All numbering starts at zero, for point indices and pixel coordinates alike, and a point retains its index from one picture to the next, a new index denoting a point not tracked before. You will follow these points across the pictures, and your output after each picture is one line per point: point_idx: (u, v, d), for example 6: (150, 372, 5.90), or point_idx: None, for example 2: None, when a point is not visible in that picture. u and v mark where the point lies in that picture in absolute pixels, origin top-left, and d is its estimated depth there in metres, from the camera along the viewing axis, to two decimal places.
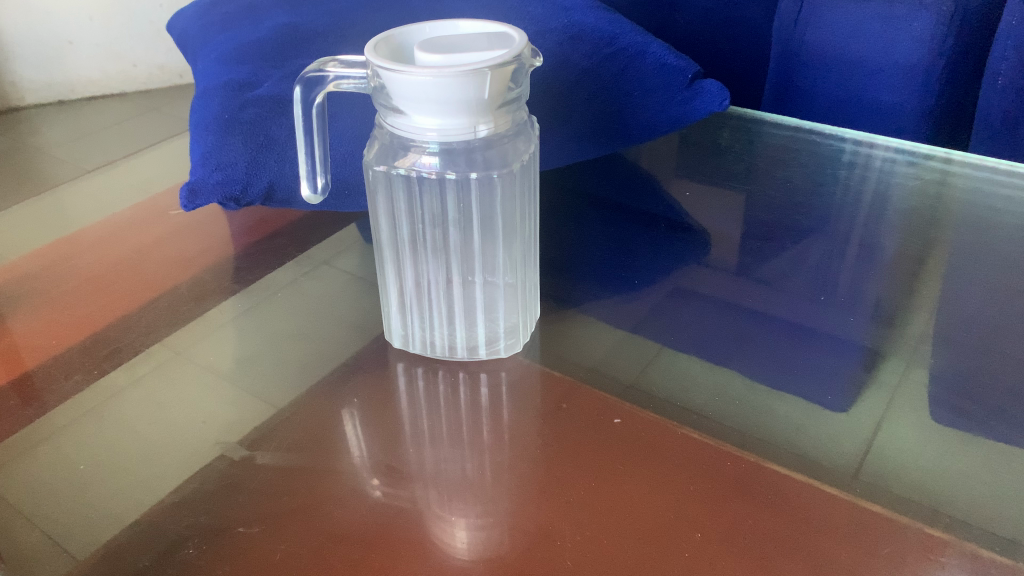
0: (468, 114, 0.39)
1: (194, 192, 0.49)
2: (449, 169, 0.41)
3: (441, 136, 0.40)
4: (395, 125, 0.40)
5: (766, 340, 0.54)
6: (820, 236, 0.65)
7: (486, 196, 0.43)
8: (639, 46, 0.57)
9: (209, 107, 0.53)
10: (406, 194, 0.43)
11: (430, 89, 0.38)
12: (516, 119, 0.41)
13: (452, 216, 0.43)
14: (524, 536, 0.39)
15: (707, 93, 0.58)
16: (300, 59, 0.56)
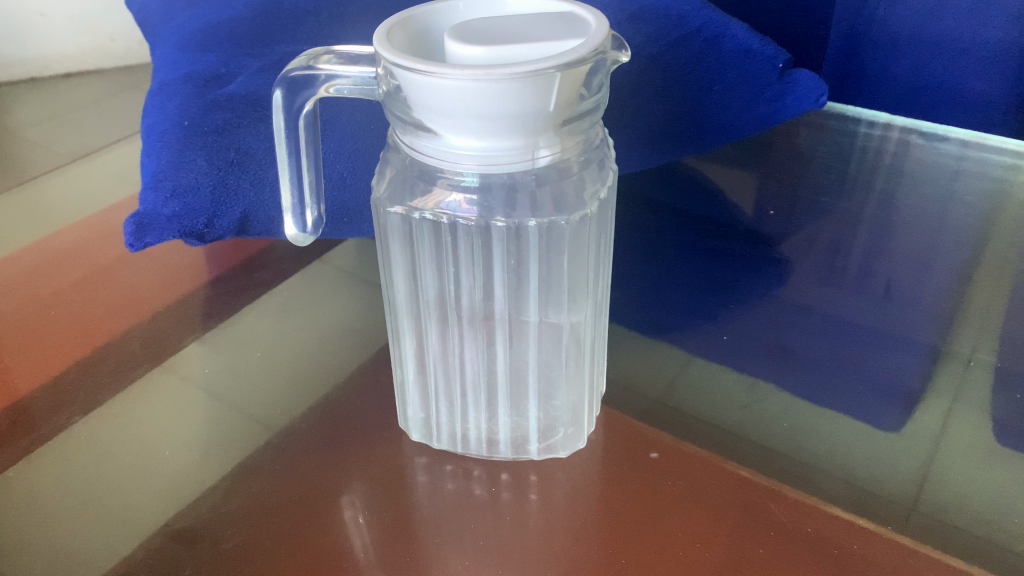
0: (524, 134, 0.27)
1: (144, 225, 0.37)
2: (496, 215, 0.30)
3: (483, 167, 0.28)
4: (419, 148, 0.28)
5: (802, 332, 0.46)
6: (873, 243, 0.51)
7: (546, 251, 0.31)
8: (718, 27, 0.45)
9: (165, 110, 0.40)
10: (433, 246, 0.31)
11: (472, 97, 0.26)
12: (589, 138, 0.29)
13: (498, 276, 0.31)
14: None
15: (802, 88, 0.45)
16: (283, 46, 0.43)
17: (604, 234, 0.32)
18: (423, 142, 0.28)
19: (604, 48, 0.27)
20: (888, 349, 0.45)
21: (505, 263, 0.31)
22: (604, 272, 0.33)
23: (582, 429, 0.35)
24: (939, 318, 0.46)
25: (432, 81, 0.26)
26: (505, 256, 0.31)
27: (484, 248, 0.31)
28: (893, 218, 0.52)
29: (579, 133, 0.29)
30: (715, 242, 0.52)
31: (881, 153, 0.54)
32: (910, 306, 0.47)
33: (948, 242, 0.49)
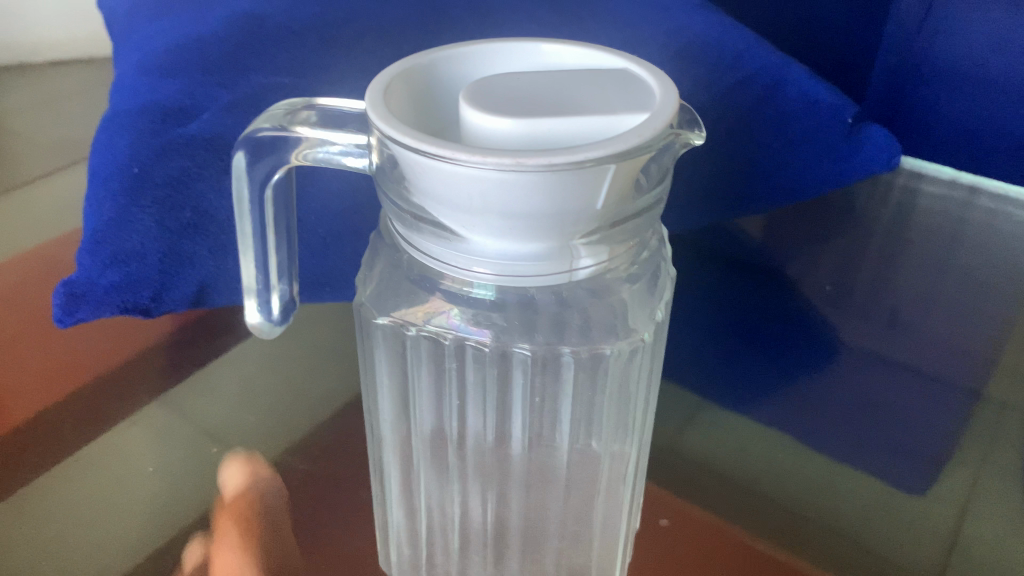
0: (560, 238, 0.20)
1: (76, 297, 0.32)
2: (513, 341, 0.23)
3: (503, 274, 0.21)
4: (424, 247, 0.22)
5: (829, 395, 0.41)
6: (901, 288, 0.46)
7: (579, 386, 0.25)
8: (778, 72, 0.38)
9: (111, 148, 0.33)
10: (435, 368, 0.25)
11: (501, 184, 0.19)
12: (645, 247, 0.23)
13: (518, 414, 0.25)
14: None
15: (874, 144, 0.39)
16: (258, 73, 0.35)
17: (655, 359, 0.26)
18: (427, 239, 0.21)
19: (679, 132, 0.21)
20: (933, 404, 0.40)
21: (524, 391, 0.25)
22: (649, 402, 0.27)
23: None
24: (961, 351, 0.42)
25: (443, 166, 0.19)
26: (529, 388, 0.25)
27: (499, 376, 0.24)
28: (919, 269, 0.46)
29: (634, 237, 0.22)
30: (754, 294, 0.46)
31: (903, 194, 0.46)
32: (931, 339, 0.43)
33: (989, 299, 0.44)
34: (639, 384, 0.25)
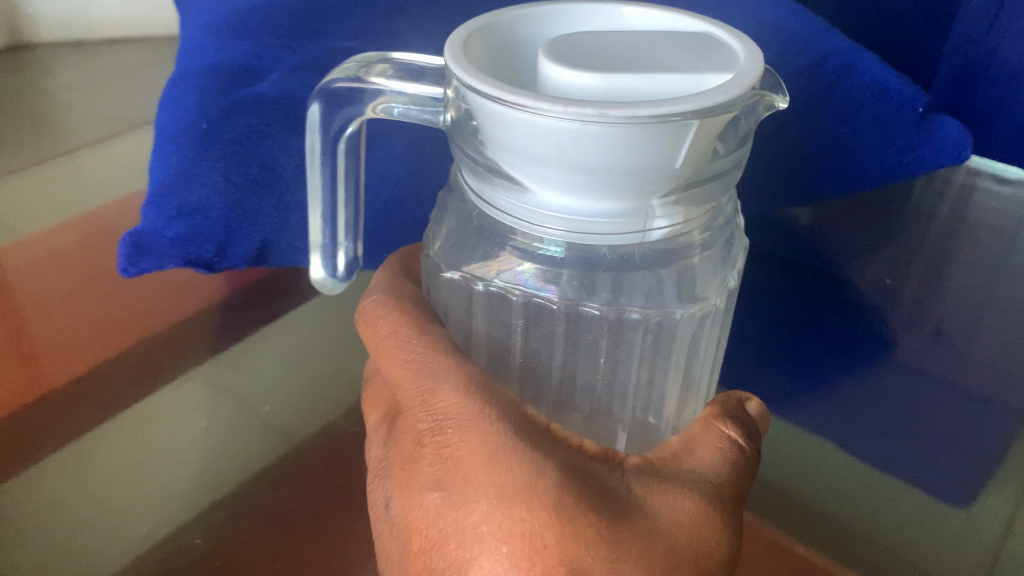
0: (635, 196, 0.20)
1: (141, 246, 0.33)
2: (579, 298, 0.24)
3: (574, 231, 0.21)
4: (497, 206, 0.22)
5: (880, 398, 0.41)
6: (948, 289, 0.45)
7: (633, 343, 0.25)
8: (846, 55, 0.36)
9: (178, 107, 0.33)
10: (492, 313, 0.26)
11: (580, 139, 0.19)
12: (716, 215, 0.23)
13: (583, 375, 0.26)
14: None
15: (946, 138, 0.38)
16: (326, 38, 0.35)
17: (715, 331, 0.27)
18: (497, 199, 0.22)
19: (764, 79, 0.20)
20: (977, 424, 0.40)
21: (584, 346, 0.25)
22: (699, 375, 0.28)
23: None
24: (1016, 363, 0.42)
25: (522, 116, 0.18)
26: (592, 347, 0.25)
27: (564, 332, 0.25)
28: (965, 269, 0.46)
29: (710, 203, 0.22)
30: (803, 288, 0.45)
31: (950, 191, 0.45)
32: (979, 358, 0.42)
33: None
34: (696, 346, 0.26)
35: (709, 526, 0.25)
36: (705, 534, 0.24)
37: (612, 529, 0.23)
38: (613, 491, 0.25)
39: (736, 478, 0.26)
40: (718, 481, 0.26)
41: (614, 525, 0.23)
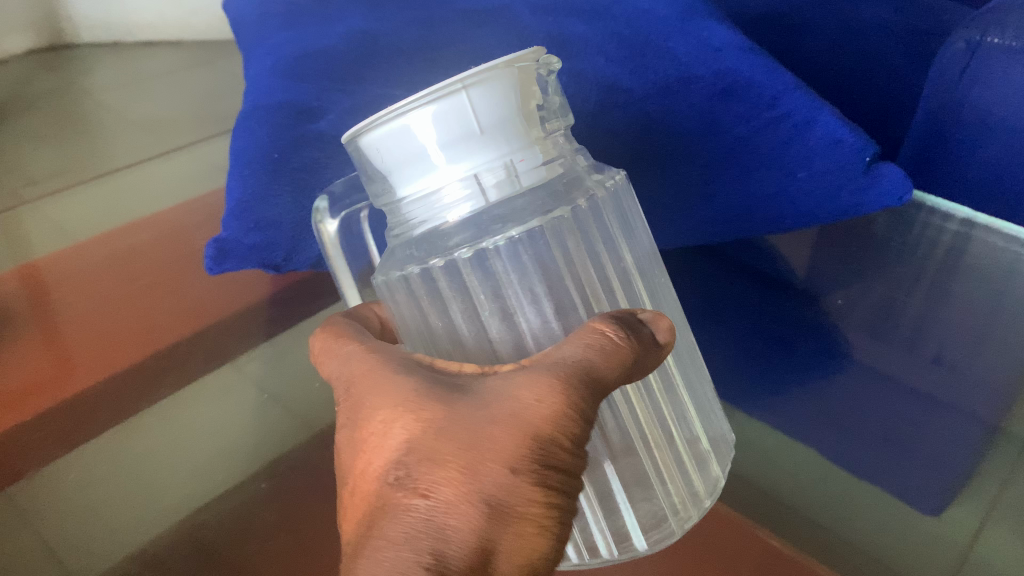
0: (491, 143, 0.33)
1: (225, 250, 0.42)
2: (496, 233, 0.37)
3: (471, 183, 0.34)
4: (410, 214, 0.36)
5: (846, 395, 0.61)
6: (948, 327, 0.55)
7: (546, 250, 0.39)
8: (808, 113, 0.43)
9: (251, 135, 0.43)
10: (459, 293, 0.40)
11: (418, 127, 0.32)
12: (550, 150, 0.36)
13: (502, 307, 0.40)
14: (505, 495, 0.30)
15: (886, 182, 0.43)
16: (372, 82, 0.45)
17: (600, 225, 0.40)
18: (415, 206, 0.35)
19: (518, 56, 0.33)
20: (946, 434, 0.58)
21: (529, 269, 0.40)
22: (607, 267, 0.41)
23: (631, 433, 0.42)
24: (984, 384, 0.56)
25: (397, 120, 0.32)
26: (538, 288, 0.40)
27: (514, 267, 0.39)
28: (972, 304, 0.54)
29: (530, 134, 0.35)
30: (789, 305, 0.61)
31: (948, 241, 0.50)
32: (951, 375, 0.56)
33: None
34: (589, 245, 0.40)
35: (540, 395, 0.32)
36: (540, 408, 0.32)
37: (452, 408, 0.32)
38: (467, 389, 0.34)
39: (589, 361, 0.33)
40: (574, 362, 0.33)
41: (457, 408, 0.33)
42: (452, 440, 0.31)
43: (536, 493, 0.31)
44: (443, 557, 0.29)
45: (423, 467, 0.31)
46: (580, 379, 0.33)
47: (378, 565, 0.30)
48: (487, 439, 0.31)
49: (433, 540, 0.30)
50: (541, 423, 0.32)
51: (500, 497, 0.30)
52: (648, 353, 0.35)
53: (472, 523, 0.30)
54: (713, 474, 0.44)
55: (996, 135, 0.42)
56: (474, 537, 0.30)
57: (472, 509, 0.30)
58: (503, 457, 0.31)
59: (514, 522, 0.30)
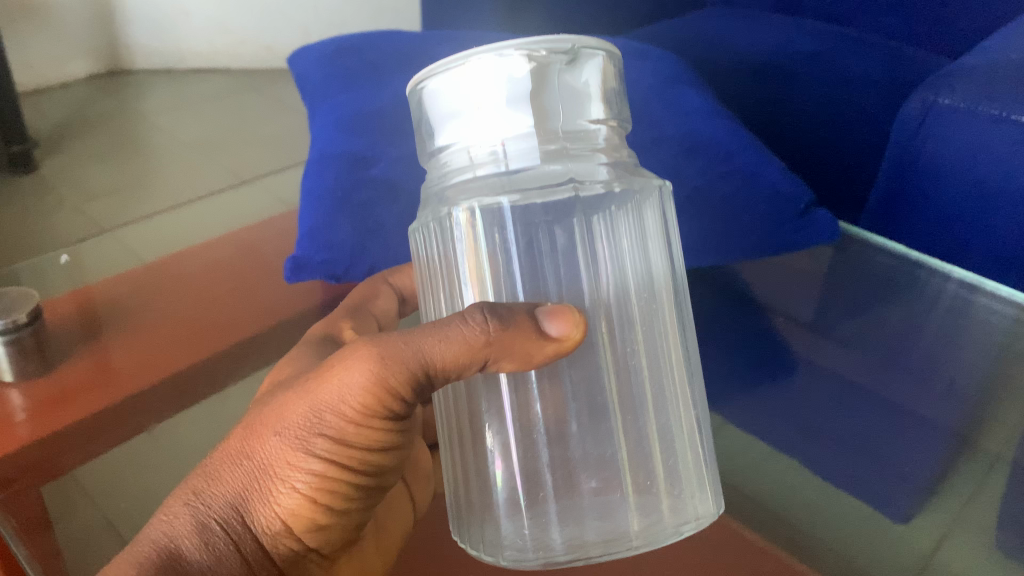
0: (523, 112, 0.39)
1: (300, 264, 0.56)
2: (484, 198, 0.41)
3: (500, 143, 0.39)
4: (438, 166, 0.42)
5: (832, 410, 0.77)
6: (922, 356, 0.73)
7: (536, 237, 0.45)
8: (755, 166, 0.57)
9: (321, 177, 0.57)
10: (467, 270, 0.44)
11: (448, 85, 0.40)
12: (552, 142, 0.40)
13: (511, 268, 0.45)
14: (252, 468, 0.41)
15: (819, 225, 0.57)
16: (412, 136, 0.59)
17: (592, 236, 0.45)
18: (438, 162, 0.42)
19: (541, 46, 0.38)
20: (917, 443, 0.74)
21: (512, 254, 0.45)
22: (599, 272, 0.45)
23: (568, 428, 0.45)
24: (952, 384, 0.72)
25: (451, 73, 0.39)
26: (536, 269, 0.45)
27: (506, 243, 0.45)
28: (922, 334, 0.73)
29: (529, 118, 0.39)
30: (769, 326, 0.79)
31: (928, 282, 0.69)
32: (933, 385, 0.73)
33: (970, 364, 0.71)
34: (585, 240, 0.45)
35: (337, 380, 0.40)
36: (334, 383, 0.40)
37: (285, 385, 0.43)
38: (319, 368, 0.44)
39: (419, 346, 0.38)
40: (402, 341, 0.39)
41: (288, 384, 0.43)
42: (265, 407, 0.42)
43: (298, 457, 0.41)
44: (199, 504, 0.40)
45: (232, 433, 0.42)
46: (398, 364, 0.39)
47: (174, 495, 0.41)
48: (281, 410, 0.41)
49: (200, 485, 0.41)
50: (328, 401, 0.40)
51: (267, 459, 0.41)
52: (491, 346, 0.38)
53: (240, 476, 0.41)
54: (625, 527, 0.42)
55: (942, 170, 0.66)
56: (238, 485, 0.41)
57: (245, 463, 0.41)
58: (276, 425, 0.41)
59: (273, 475, 0.41)
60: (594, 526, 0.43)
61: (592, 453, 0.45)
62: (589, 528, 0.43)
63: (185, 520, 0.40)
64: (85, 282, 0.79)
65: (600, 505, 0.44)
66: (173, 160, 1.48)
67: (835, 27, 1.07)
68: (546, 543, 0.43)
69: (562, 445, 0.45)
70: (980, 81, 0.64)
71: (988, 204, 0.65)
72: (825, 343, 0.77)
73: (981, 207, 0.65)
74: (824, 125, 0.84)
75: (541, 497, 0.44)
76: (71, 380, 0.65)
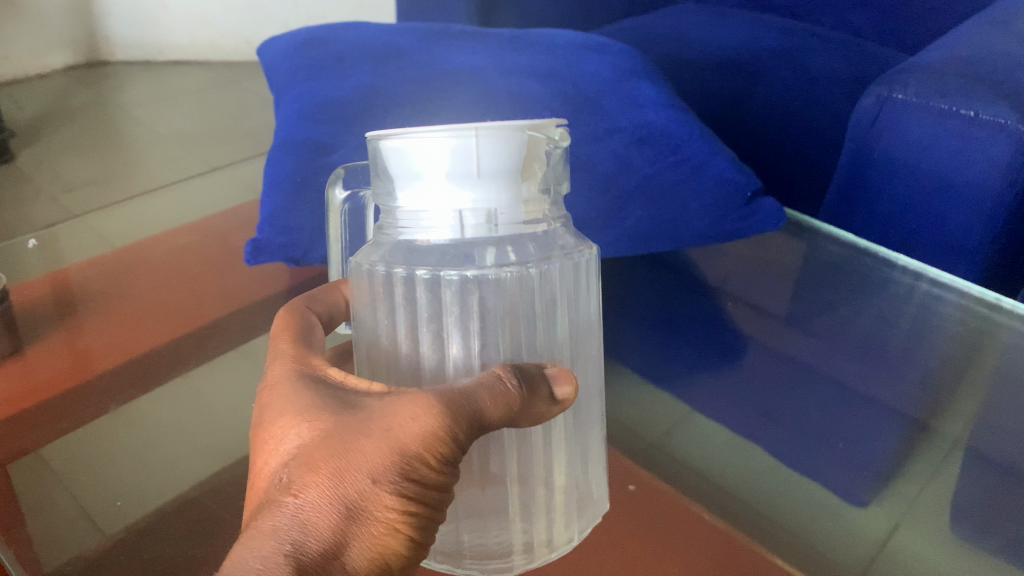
0: (503, 189, 0.36)
1: (260, 249, 0.59)
2: (446, 264, 0.41)
3: (477, 217, 0.37)
4: (398, 221, 0.39)
5: (792, 400, 0.75)
6: (878, 334, 0.74)
7: (497, 295, 0.41)
8: (704, 157, 0.62)
9: (281, 163, 0.60)
10: (410, 315, 0.42)
11: (420, 147, 0.36)
12: (530, 213, 0.38)
13: (463, 333, 0.42)
14: (347, 516, 0.33)
15: (764, 213, 0.62)
16: (374, 126, 0.62)
17: (535, 299, 0.42)
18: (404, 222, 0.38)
19: (539, 125, 0.37)
20: (870, 430, 0.72)
21: (445, 314, 0.42)
22: (539, 336, 0.42)
23: (529, 439, 0.43)
24: (918, 368, 0.72)
25: (427, 139, 0.35)
26: (473, 320, 0.41)
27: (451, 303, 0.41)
28: (882, 318, 0.75)
29: (511, 194, 0.37)
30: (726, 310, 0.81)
31: (874, 266, 0.73)
32: (893, 360, 0.73)
33: (926, 346, 0.73)
34: (513, 299, 0.41)
35: (414, 424, 0.34)
36: (416, 423, 0.34)
37: (336, 424, 0.35)
38: (364, 406, 0.36)
39: (479, 399, 0.35)
40: (461, 392, 0.35)
41: (341, 421, 0.35)
42: (331, 449, 0.34)
43: (395, 500, 0.33)
44: (303, 557, 0.31)
45: (297, 474, 0.34)
46: (468, 411, 0.35)
47: (242, 552, 0.31)
48: (361, 449, 0.34)
49: (293, 534, 0.32)
50: (414, 446, 0.34)
51: (360, 502, 0.33)
52: (537, 399, 0.36)
53: (330, 521, 0.32)
54: (569, 532, 0.43)
55: (895, 165, 0.66)
56: (331, 534, 0.32)
57: (333, 509, 0.33)
58: (364, 468, 0.33)
59: (367, 522, 0.33)
60: (559, 520, 0.43)
61: (539, 459, 0.43)
62: (539, 526, 0.43)
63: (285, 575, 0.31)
64: (61, 266, 0.81)
65: (547, 506, 0.43)
66: (151, 151, 1.49)
67: (804, 25, 1.09)
68: (510, 543, 0.42)
69: (521, 459, 0.43)
70: (931, 77, 0.64)
71: (944, 196, 0.64)
72: (786, 327, 0.78)
73: (934, 200, 0.64)
74: (785, 119, 0.86)
75: (504, 500, 0.42)
76: (37, 364, 0.66)
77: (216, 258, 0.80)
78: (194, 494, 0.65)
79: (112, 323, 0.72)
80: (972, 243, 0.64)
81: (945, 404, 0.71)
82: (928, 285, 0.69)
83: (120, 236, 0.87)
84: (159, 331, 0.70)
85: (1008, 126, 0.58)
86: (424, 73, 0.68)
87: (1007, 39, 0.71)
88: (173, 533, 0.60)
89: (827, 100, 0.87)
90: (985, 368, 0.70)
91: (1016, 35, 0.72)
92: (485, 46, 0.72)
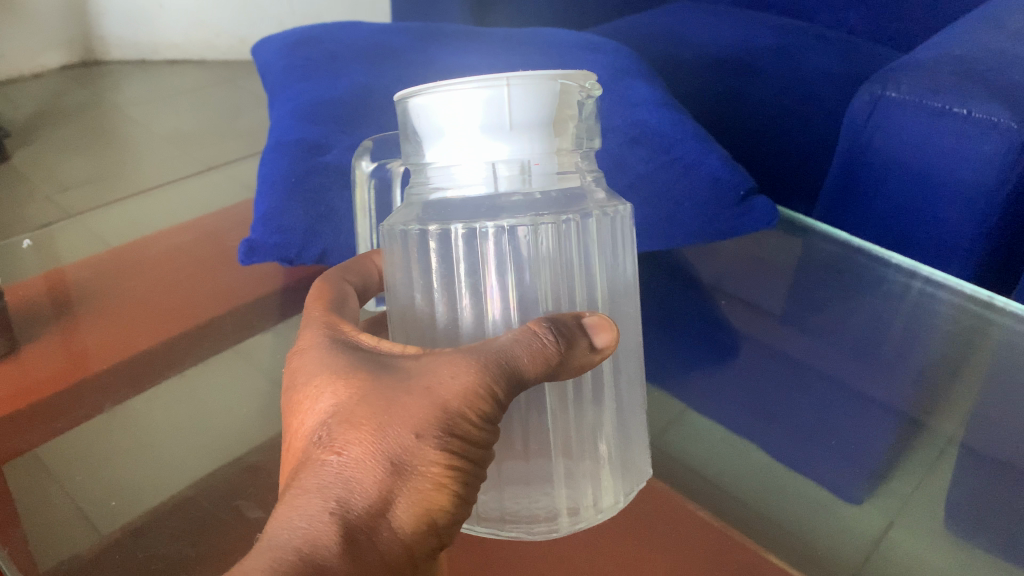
0: (535, 138, 0.38)
1: (254, 249, 0.59)
2: (486, 220, 0.41)
3: (511, 166, 0.38)
4: (428, 177, 0.41)
5: (786, 400, 0.76)
6: (875, 330, 0.75)
7: (542, 247, 0.42)
8: (697, 157, 0.62)
9: (275, 163, 0.60)
10: (450, 272, 0.43)
11: (447, 102, 0.37)
12: (555, 165, 0.39)
13: (507, 283, 0.42)
14: (392, 472, 0.34)
15: (757, 211, 0.62)
16: (369, 127, 0.62)
17: (568, 251, 0.43)
18: (436, 177, 0.40)
19: (569, 74, 0.38)
20: (864, 424, 0.73)
21: (480, 268, 0.42)
22: (579, 289, 0.43)
23: (568, 411, 0.45)
24: (914, 365, 0.74)
25: (454, 92, 0.37)
26: (507, 274, 0.42)
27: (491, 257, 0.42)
28: (880, 316, 0.75)
29: (542, 144, 0.38)
30: (719, 307, 0.82)
31: (868, 266, 0.74)
32: (888, 359, 0.74)
33: (922, 342, 0.74)
34: (548, 250, 0.42)
35: (455, 382, 0.35)
36: (453, 382, 0.35)
37: (371, 384, 0.36)
38: (400, 367, 0.37)
39: (515, 356, 0.36)
40: (499, 351, 0.36)
41: (378, 382, 0.36)
42: (371, 407, 0.35)
43: (439, 455, 0.34)
44: (347, 512, 0.33)
45: (339, 433, 0.35)
46: (501, 367, 0.36)
47: (289, 510, 0.33)
48: (401, 407, 0.35)
49: (339, 491, 0.33)
50: (453, 403, 0.35)
51: (405, 459, 0.34)
52: (580, 352, 0.37)
53: (375, 478, 0.34)
54: (610, 495, 0.45)
55: (888, 162, 0.66)
56: (377, 490, 0.34)
57: (377, 465, 0.34)
58: (409, 424, 0.34)
59: (414, 478, 0.34)
60: (597, 488, 0.44)
61: (574, 429, 0.45)
62: (574, 495, 0.44)
63: (331, 530, 0.32)
64: (56, 266, 0.81)
65: (594, 469, 0.45)
66: (146, 151, 1.49)
67: (798, 23, 1.09)
68: (563, 506, 0.44)
69: (557, 427, 0.45)
70: (924, 75, 0.64)
71: (937, 193, 0.64)
72: (782, 328, 0.79)
73: (927, 198, 0.65)
74: (777, 116, 0.86)
75: (541, 468, 0.44)
76: (36, 364, 0.68)
77: (212, 258, 0.81)
78: (190, 492, 0.63)
79: (108, 326, 0.72)
80: (965, 240, 0.65)
81: (939, 400, 0.71)
82: (923, 285, 0.69)
83: (116, 236, 0.87)
84: (152, 335, 0.72)
85: (999, 125, 0.58)
86: (419, 72, 0.68)
87: (998, 37, 0.71)
88: (168, 531, 0.60)
89: (821, 98, 0.87)
90: (983, 364, 0.70)
91: (1008, 33, 0.73)
92: (479, 46, 0.72)
